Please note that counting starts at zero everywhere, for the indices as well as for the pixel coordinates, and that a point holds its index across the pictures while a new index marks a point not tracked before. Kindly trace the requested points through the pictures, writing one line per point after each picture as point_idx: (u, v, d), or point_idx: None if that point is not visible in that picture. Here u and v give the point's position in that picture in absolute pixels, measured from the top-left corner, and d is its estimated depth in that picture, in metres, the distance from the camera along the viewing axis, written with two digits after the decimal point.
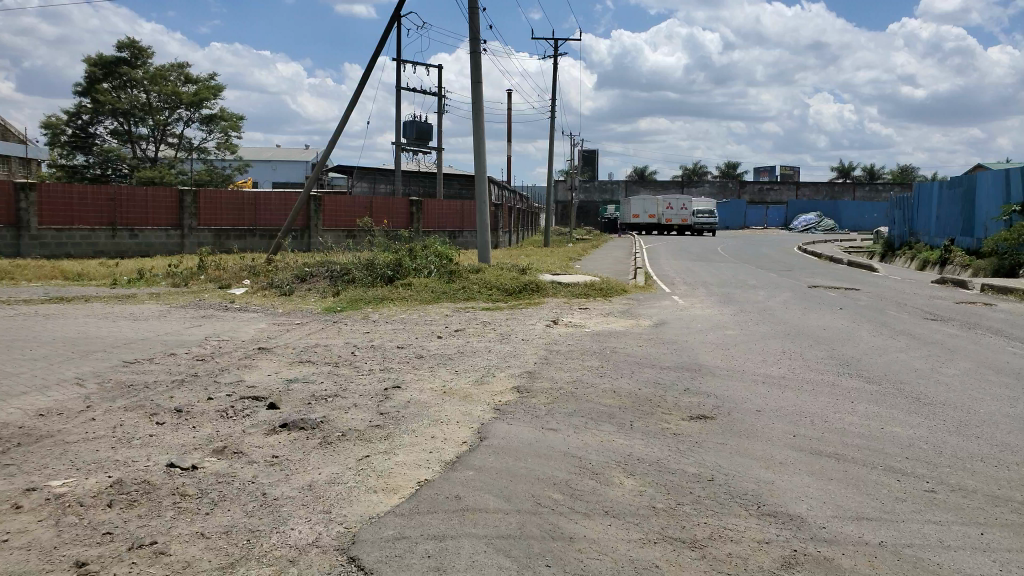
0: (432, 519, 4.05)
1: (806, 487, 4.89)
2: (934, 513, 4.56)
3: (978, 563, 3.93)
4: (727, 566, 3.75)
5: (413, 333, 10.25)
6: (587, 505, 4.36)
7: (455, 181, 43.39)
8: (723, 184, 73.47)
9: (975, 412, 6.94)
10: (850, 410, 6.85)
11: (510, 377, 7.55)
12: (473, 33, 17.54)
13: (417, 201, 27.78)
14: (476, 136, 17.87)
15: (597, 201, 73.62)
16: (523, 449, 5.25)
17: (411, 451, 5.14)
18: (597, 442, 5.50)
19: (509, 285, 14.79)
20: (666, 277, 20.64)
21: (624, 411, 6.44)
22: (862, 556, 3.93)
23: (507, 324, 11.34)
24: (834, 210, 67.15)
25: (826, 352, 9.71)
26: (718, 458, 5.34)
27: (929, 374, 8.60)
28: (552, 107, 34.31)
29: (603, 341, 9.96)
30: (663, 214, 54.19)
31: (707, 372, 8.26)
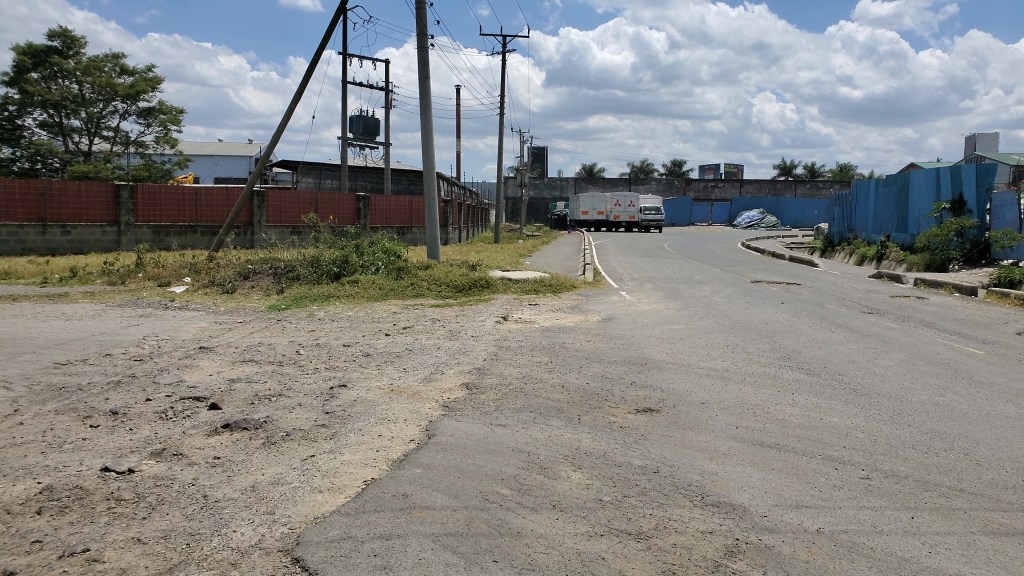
0: (378, 518, 4.01)
1: (748, 477, 4.99)
2: (870, 499, 4.71)
3: (911, 546, 4.07)
4: (672, 557, 3.80)
5: (360, 331, 10.13)
6: (535, 499, 4.37)
7: (403, 177, 43.06)
8: (669, 182, 74.57)
9: (908, 401, 7.19)
10: (791, 402, 7.02)
11: (459, 373, 7.52)
12: (419, 28, 17.42)
13: (364, 197, 27.46)
14: (424, 132, 17.75)
15: (546, 198, 73.92)
16: (471, 446, 5.23)
17: (358, 450, 5.08)
18: (545, 437, 5.53)
19: (458, 281, 14.74)
20: (613, 273, 20.86)
21: (572, 405, 6.48)
22: (802, 543, 4.03)
23: (455, 321, 11.30)
24: (776, 207, 68.75)
25: (769, 346, 9.94)
26: (663, 450, 5.42)
27: (866, 365, 8.87)
28: (500, 103, 34.33)
29: (551, 337, 10.00)
30: (611, 211, 54.73)
31: (654, 366, 8.37)
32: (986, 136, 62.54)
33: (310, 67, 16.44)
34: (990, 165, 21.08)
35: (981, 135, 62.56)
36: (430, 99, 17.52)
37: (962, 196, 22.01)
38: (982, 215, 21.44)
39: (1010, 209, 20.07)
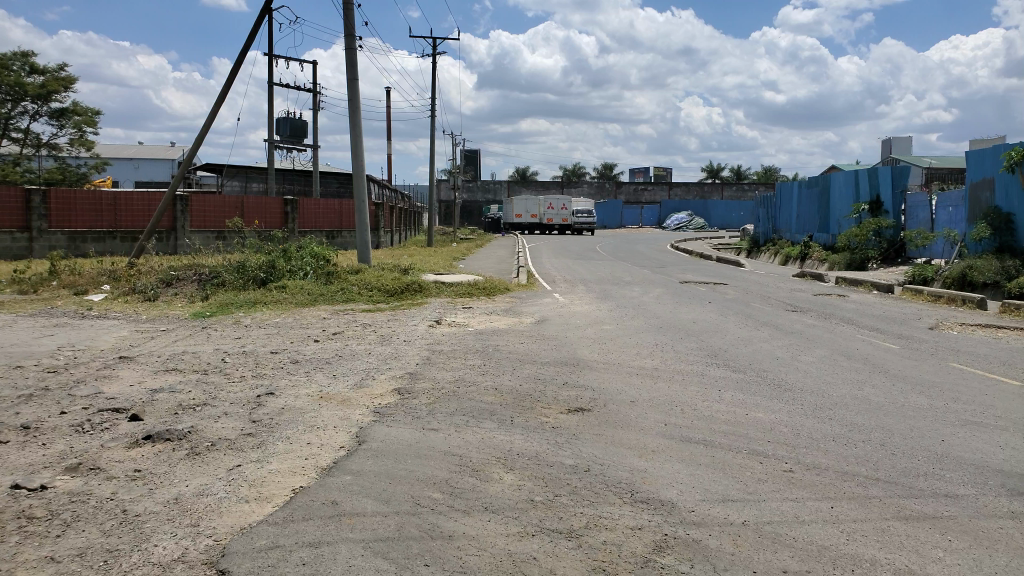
0: (307, 526, 3.96)
1: (676, 473, 5.12)
2: (792, 491, 4.89)
3: (829, 534, 4.25)
4: (603, 554, 3.87)
5: (288, 337, 9.94)
6: (467, 502, 4.38)
7: (333, 181, 42.45)
8: (601, 185, 75.61)
9: (828, 395, 7.50)
10: (717, 398, 7.23)
11: (391, 379, 7.48)
12: (348, 30, 17.22)
13: (292, 201, 26.96)
14: (354, 135, 17.56)
15: (480, 200, 73.98)
16: (402, 451, 5.21)
17: (286, 459, 4.99)
18: (477, 439, 5.55)
19: (390, 286, 14.62)
20: (547, 275, 21.02)
21: (505, 407, 6.52)
22: (727, 536, 4.15)
23: (387, 326, 11.21)
24: (704, 209, 70.51)
25: (696, 344, 10.21)
26: (594, 449, 5.51)
27: (789, 361, 9.22)
28: (432, 106, 34.24)
29: (484, 339, 10.02)
30: (544, 214, 55.16)
31: (585, 366, 8.49)
32: (900, 139, 65.50)
33: (235, 67, 16.04)
34: (904, 168, 22.13)
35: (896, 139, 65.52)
36: (359, 102, 17.33)
37: (879, 197, 23.04)
38: (897, 215, 22.49)
39: (922, 210, 21.37)
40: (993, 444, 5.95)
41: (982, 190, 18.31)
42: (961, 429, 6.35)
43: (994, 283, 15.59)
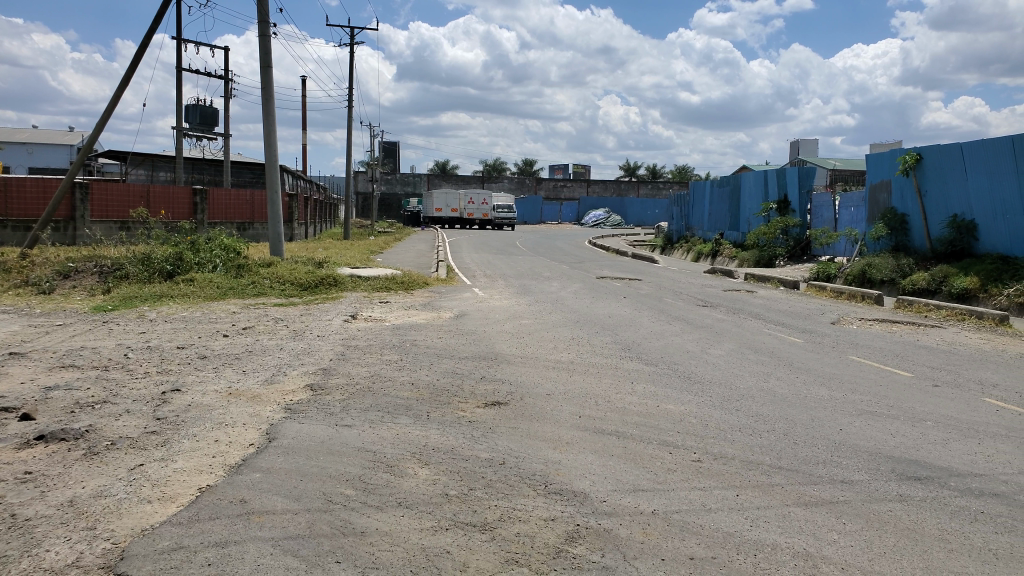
0: (213, 525, 3.84)
1: (589, 465, 5.21)
2: (700, 480, 5.06)
3: (734, 521, 4.42)
4: (515, 546, 3.90)
5: (196, 332, 9.60)
6: (380, 498, 4.34)
7: (246, 170, 41.17)
8: (521, 181, 75.99)
9: (735, 387, 7.80)
10: (630, 391, 7.41)
11: (304, 375, 7.32)
12: (261, 17, 16.72)
13: (201, 191, 26.01)
14: (267, 124, 17.09)
15: (398, 194, 73.18)
16: (314, 448, 5.11)
17: (192, 457, 4.83)
18: (392, 435, 5.49)
19: (303, 280, 14.32)
20: (466, 270, 21.04)
21: (421, 402, 6.49)
22: (637, 526, 4.26)
23: (300, 320, 10.96)
24: (621, 207, 71.89)
25: (611, 338, 10.42)
26: (510, 442, 5.55)
27: (698, 355, 9.51)
28: (350, 96, 33.69)
29: (401, 334, 9.93)
30: (464, 208, 55.07)
31: (502, 360, 8.52)
32: (807, 141, 68.45)
33: (140, 50, 15.33)
34: (810, 170, 23.17)
35: (802, 141, 68.48)
36: (273, 91, 16.86)
37: (786, 197, 24.06)
38: (803, 215, 23.53)
39: (826, 210, 22.38)
40: (886, 432, 6.31)
41: (880, 191, 19.33)
42: (858, 419, 6.71)
43: (890, 280, 16.46)
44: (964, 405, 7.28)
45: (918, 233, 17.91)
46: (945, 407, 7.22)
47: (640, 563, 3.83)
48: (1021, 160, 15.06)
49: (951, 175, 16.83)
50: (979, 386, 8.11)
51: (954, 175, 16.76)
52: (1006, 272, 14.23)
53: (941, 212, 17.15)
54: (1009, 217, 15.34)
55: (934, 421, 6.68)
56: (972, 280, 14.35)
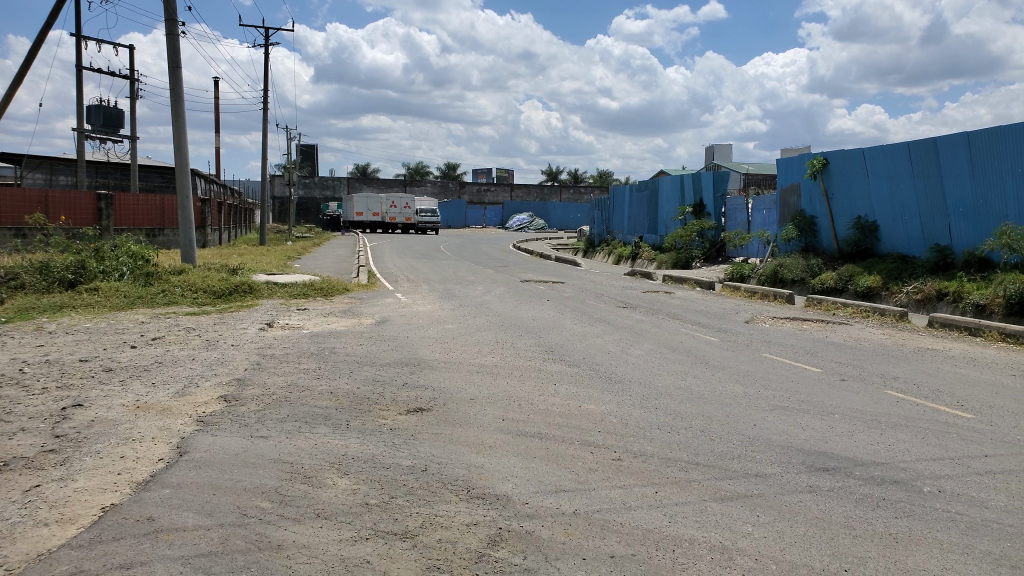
0: (118, 546, 3.68)
1: (511, 467, 5.23)
2: (620, 478, 5.15)
3: (653, 517, 4.51)
4: (437, 552, 3.88)
5: (100, 344, 9.16)
6: (298, 510, 4.24)
7: (155, 174, 39.57)
8: (444, 185, 75.71)
9: (654, 385, 7.99)
10: (553, 392, 7.47)
11: (218, 386, 7.09)
12: (168, 15, 16.13)
13: (105, 195, 24.76)
14: (176, 126, 16.50)
15: (317, 198, 71.81)
16: (228, 461, 4.95)
17: (95, 475, 4.60)
18: (310, 445, 5.38)
19: (217, 288, 13.87)
20: (388, 275, 20.84)
21: (341, 411, 6.37)
22: (559, 526, 4.29)
23: (214, 329, 10.62)
24: (544, 210, 72.50)
25: (534, 340, 10.48)
26: (432, 448, 5.52)
27: (619, 355, 9.69)
28: (265, 98, 32.89)
29: (320, 342, 9.74)
30: (386, 212, 54.49)
31: (426, 366, 8.47)
32: (722, 147, 70.68)
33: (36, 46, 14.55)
34: (723, 173, 23.87)
35: (718, 146, 70.67)
36: (182, 91, 16.28)
37: (702, 200, 24.87)
38: (717, 218, 24.30)
39: (740, 212, 23.15)
40: (797, 425, 6.58)
41: (790, 195, 20.16)
42: (770, 414, 6.95)
43: (800, 279, 17.12)
44: (868, 397, 7.65)
45: (825, 234, 18.75)
46: (851, 400, 7.57)
47: (561, 564, 3.86)
48: (917, 165, 15.95)
49: (856, 180, 17.65)
50: (883, 380, 8.53)
51: (857, 179, 17.63)
52: (905, 271, 15.05)
53: (846, 215, 18.01)
54: (907, 219, 16.23)
55: (841, 414, 6.99)
56: (875, 278, 15.11)
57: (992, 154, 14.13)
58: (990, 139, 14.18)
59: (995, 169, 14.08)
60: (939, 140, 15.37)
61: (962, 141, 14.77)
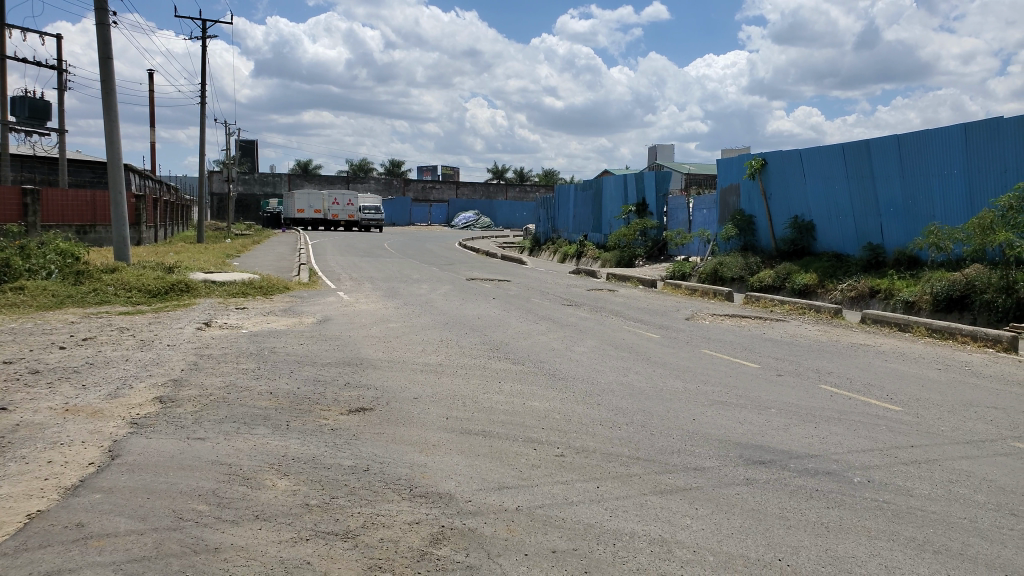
0: (44, 554, 3.56)
1: (455, 465, 5.24)
2: (562, 474, 5.20)
3: (595, 512, 4.57)
4: (379, 551, 3.87)
5: (26, 345, 8.81)
6: (236, 512, 4.17)
7: (85, 168, 38.18)
8: (389, 182, 75.02)
9: (597, 382, 8.10)
10: (497, 390, 7.50)
11: (153, 387, 6.89)
12: (98, 4, 15.59)
13: (31, 192, 23.29)
14: (108, 119, 15.96)
15: (258, 194, 70.39)
16: (162, 463, 4.83)
17: (21, 481, 4.44)
18: (250, 447, 5.28)
19: (152, 286, 13.49)
20: (330, 273, 20.56)
21: (281, 412, 6.28)
22: (501, 523, 4.32)
23: (148, 329, 10.32)
24: (490, 209, 72.51)
25: (479, 339, 10.49)
26: (374, 448, 5.48)
27: (563, 352, 9.78)
28: (202, 91, 32.09)
29: (260, 342, 9.56)
30: (329, 209, 53.77)
31: (368, 365, 8.40)
32: (664, 147, 71.80)
33: None
34: (665, 174, 24.24)
35: (661, 147, 71.78)
36: (113, 83, 15.76)
37: (644, 200, 25.25)
38: (660, 217, 24.69)
39: (681, 212, 23.58)
40: (734, 420, 6.74)
41: (730, 194, 20.62)
42: (709, 409, 7.11)
43: (739, 277, 17.55)
44: (804, 392, 7.90)
45: (763, 233, 19.26)
46: (787, 394, 7.80)
47: (503, 560, 3.88)
48: (850, 166, 16.52)
49: (794, 181, 18.17)
50: (817, 374, 8.81)
51: (794, 180, 18.16)
52: (839, 269, 15.58)
53: (784, 215, 18.53)
54: (841, 218, 16.80)
55: (777, 408, 7.20)
56: (811, 277, 15.60)
57: (921, 156, 14.72)
58: (919, 142, 14.78)
59: (924, 170, 14.67)
60: (872, 142, 15.94)
61: (893, 143, 15.35)
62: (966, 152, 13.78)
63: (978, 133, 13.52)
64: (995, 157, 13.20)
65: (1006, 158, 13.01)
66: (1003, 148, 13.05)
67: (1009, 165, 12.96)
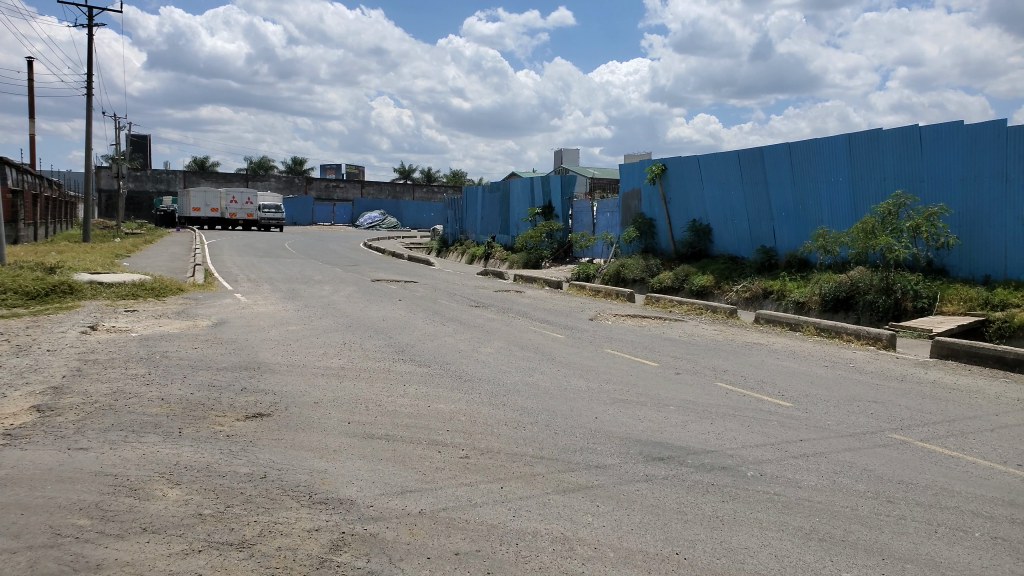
0: None
1: (356, 470, 5.16)
2: (467, 476, 5.20)
3: (498, 513, 4.60)
4: (276, 560, 3.76)
5: None
6: (122, 525, 3.97)
7: None
8: (291, 180, 73.02)
9: (503, 382, 8.15)
10: (402, 393, 7.42)
11: (29, 395, 6.46)
12: None
13: None
14: None
15: (150, 192, 67.13)
16: (39, 476, 4.54)
17: None
18: (137, 456, 5.03)
19: (31, 288, 12.65)
20: (227, 274, 19.82)
21: (172, 418, 6.01)
22: (404, 527, 4.29)
23: (26, 334, 9.65)
24: (396, 209, 71.75)
25: (384, 341, 10.36)
26: (272, 454, 5.33)
27: (470, 354, 9.76)
28: (88, 83, 30.35)
29: (150, 346, 9.12)
30: (227, 208, 51.86)
31: (267, 369, 8.15)
32: (570, 151, 72.90)
33: None
34: (571, 178, 24.68)
35: (567, 150, 72.83)
36: None
37: (551, 203, 25.56)
38: (566, 219, 25.05)
39: (586, 215, 23.99)
40: (635, 417, 6.93)
41: (631, 199, 21.18)
42: (611, 407, 7.28)
43: (642, 279, 18.04)
44: (701, 389, 8.20)
45: (664, 236, 19.88)
46: (686, 392, 8.08)
47: (406, 565, 3.85)
48: (746, 173, 17.26)
49: (692, 186, 18.84)
50: (713, 373, 9.16)
51: (691, 185, 18.85)
52: (735, 271, 16.24)
53: (683, 218, 19.17)
54: (736, 222, 17.54)
55: (676, 405, 7.44)
56: (708, 278, 16.21)
57: (809, 164, 15.55)
58: (808, 151, 15.61)
59: (813, 178, 15.50)
60: (765, 150, 16.72)
61: (784, 152, 16.17)
62: (850, 161, 14.64)
63: (861, 144, 14.40)
64: (877, 166, 14.07)
65: (886, 168, 13.89)
66: (882, 157, 13.96)
67: (888, 174, 13.88)
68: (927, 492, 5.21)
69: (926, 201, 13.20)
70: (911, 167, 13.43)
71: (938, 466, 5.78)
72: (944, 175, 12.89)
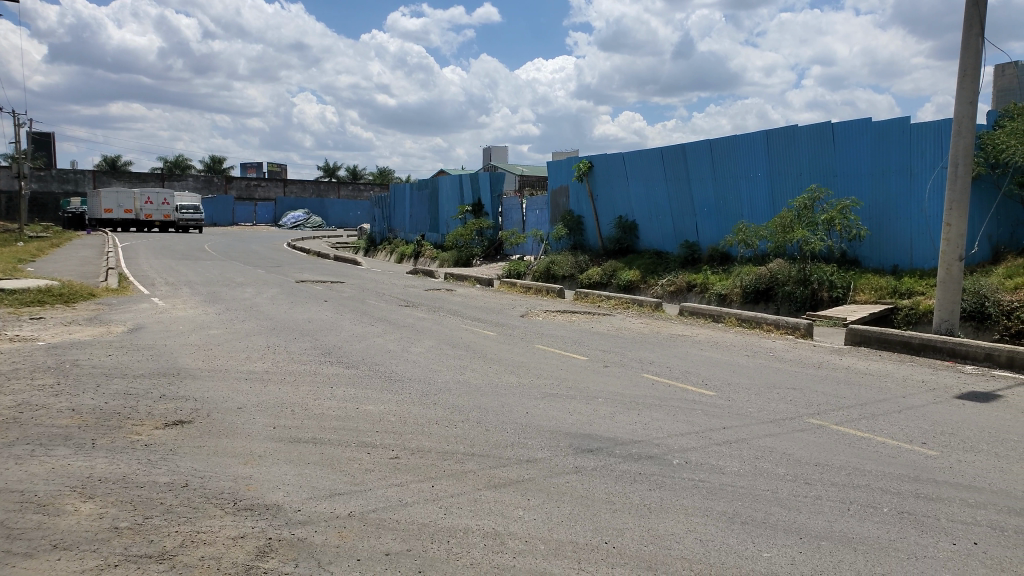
0: None
1: (283, 475, 5.04)
2: (398, 476, 5.16)
3: (429, 511, 4.58)
4: (198, 570, 3.65)
5: None
6: (30, 543, 3.78)
7: None
8: (210, 180, 70.76)
9: (433, 381, 8.10)
10: (329, 395, 7.30)
11: None
12: None
13: None
14: None
15: (57, 193, 63.94)
16: None
17: None
18: (47, 470, 4.79)
19: None
20: (143, 278, 19.05)
21: (84, 430, 5.75)
22: (333, 530, 4.22)
23: None
24: (321, 208, 70.43)
25: (309, 343, 10.15)
26: (193, 462, 5.17)
27: (399, 354, 9.67)
28: None
29: (60, 355, 8.69)
30: (141, 209, 49.90)
31: (186, 375, 7.88)
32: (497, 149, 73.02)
33: None
34: (499, 175, 24.71)
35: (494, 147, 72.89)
36: None
37: (480, 200, 25.56)
38: (495, 217, 25.08)
39: (515, 212, 24.08)
40: (565, 411, 7.01)
41: (559, 196, 21.37)
42: (541, 402, 7.33)
43: (570, 275, 18.25)
44: (628, 381, 8.35)
45: (591, 232, 20.13)
46: (613, 384, 8.20)
47: (334, 567, 3.79)
48: (669, 169, 17.63)
49: (617, 182, 19.15)
50: (640, 364, 9.34)
51: (617, 182, 19.13)
52: (660, 266, 16.59)
53: (609, 214, 19.47)
54: (661, 218, 17.91)
55: (604, 398, 7.54)
56: (635, 273, 16.52)
57: (730, 160, 16.01)
58: (727, 147, 16.06)
59: (733, 173, 15.97)
60: (687, 147, 17.12)
61: (705, 149, 16.60)
62: (768, 156, 15.14)
63: (778, 140, 14.92)
64: (792, 161, 14.60)
65: (802, 163, 14.43)
66: (798, 153, 14.47)
67: (803, 169, 14.40)
68: (841, 472, 5.44)
69: (839, 194, 13.77)
70: (825, 162, 13.97)
71: (852, 448, 6.04)
72: (856, 170, 13.45)
